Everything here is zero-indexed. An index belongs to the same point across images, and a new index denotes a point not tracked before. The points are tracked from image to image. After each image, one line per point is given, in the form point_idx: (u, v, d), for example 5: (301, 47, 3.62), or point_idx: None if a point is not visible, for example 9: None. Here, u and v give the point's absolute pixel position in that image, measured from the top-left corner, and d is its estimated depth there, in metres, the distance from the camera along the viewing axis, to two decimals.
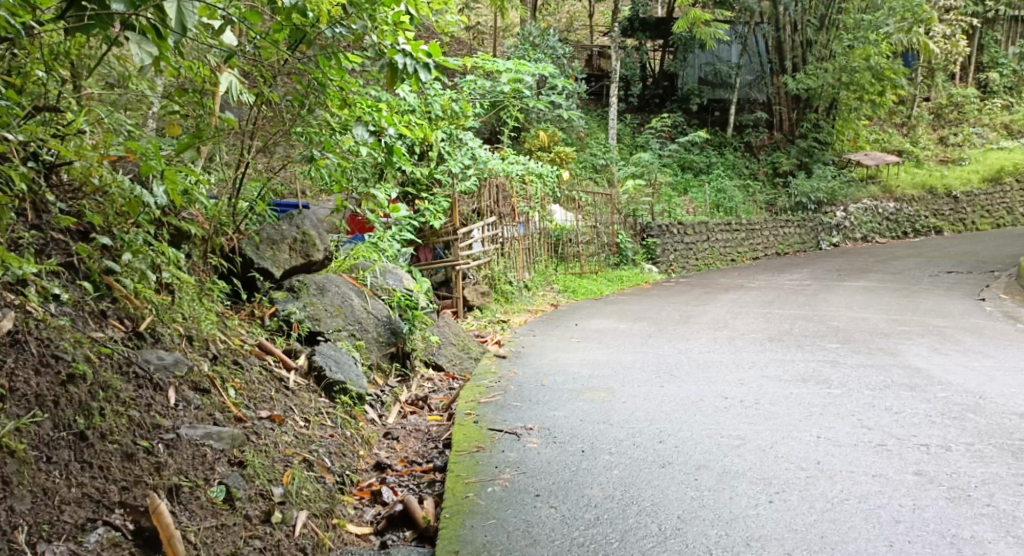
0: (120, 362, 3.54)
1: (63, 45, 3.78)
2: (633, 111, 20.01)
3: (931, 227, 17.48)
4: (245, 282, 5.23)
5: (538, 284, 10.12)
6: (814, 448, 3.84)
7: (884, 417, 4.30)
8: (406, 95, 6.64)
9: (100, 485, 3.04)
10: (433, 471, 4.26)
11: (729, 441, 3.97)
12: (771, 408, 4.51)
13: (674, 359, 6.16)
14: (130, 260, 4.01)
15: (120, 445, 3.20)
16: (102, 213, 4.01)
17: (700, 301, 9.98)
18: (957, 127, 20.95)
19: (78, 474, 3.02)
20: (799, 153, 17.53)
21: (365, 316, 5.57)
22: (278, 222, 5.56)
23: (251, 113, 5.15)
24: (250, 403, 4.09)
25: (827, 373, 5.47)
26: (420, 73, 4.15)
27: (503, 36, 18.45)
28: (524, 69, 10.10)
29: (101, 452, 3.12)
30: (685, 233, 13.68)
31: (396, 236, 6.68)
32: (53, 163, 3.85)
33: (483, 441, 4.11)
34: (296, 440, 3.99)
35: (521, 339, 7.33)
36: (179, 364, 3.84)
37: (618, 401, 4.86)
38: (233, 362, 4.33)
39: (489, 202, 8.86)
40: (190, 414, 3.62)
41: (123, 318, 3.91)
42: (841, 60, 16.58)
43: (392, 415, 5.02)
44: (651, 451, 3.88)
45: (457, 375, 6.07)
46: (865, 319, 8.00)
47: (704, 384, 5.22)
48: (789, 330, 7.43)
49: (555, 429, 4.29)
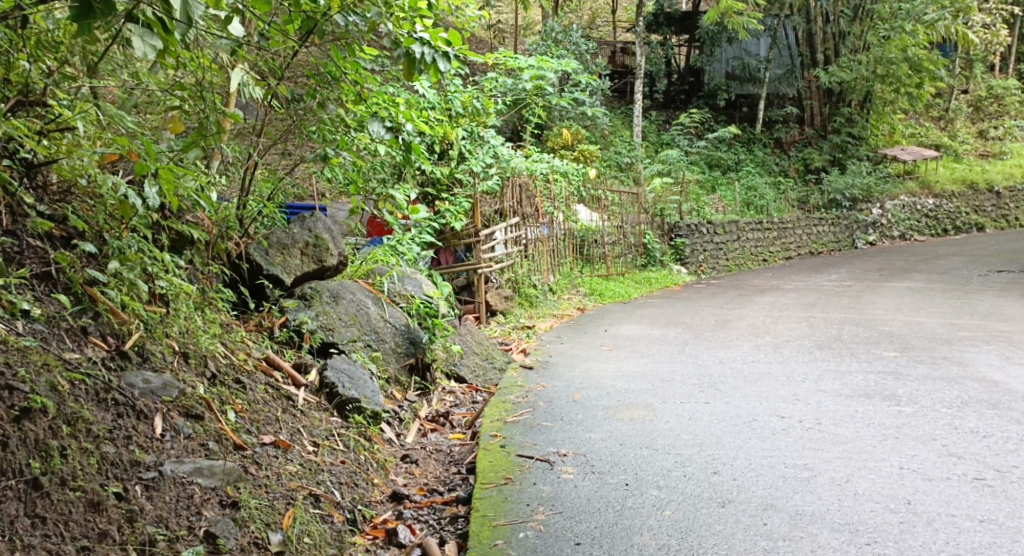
0: (96, 388, 3.14)
1: (53, 35, 3.34)
2: (658, 108, 19.54)
3: (972, 224, 16.88)
4: (253, 289, 4.81)
5: (564, 287, 9.65)
6: (897, 484, 3.35)
7: (973, 443, 3.81)
8: (425, 91, 6.24)
9: (54, 545, 2.62)
10: (456, 502, 3.80)
11: (796, 473, 3.48)
12: (837, 431, 4.02)
13: (717, 371, 5.66)
14: (117, 269, 3.51)
15: (84, 492, 2.79)
16: (91, 218, 3.60)
17: (736, 304, 9.45)
18: (997, 120, 20.33)
19: (26, 532, 2.60)
20: (832, 149, 16.97)
21: (381, 325, 5.13)
22: (288, 225, 5.11)
23: (262, 110, 4.76)
24: (251, 427, 3.67)
25: (892, 387, 4.98)
26: (440, 64, 3.67)
27: (523, 34, 18.00)
28: (547, 66, 9.75)
29: (59, 502, 2.71)
30: (715, 233, 13.14)
31: (416, 239, 6.23)
32: (36, 164, 3.44)
33: (512, 472, 3.64)
34: (302, 469, 3.58)
35: (547, 347, 6.84)
36: (168, 387, 3.41)
37: (660, 421, 4.39)
38: (234, 380, 3.90)
39: (512, 202, 8.37)
40: (178, 447, 3.21)
41: (107, 335, 3.47)
42: (877, 51, 15.96)
43: (411, 434, 4.57)
44: (706, 485, 3.40)
45: (481, 387, 5.61)
46: (919, 323, 7.48)
47: (754, 400, 4.73)
48: (838, 336, 6.91)
49: (592, 456, 3.82)
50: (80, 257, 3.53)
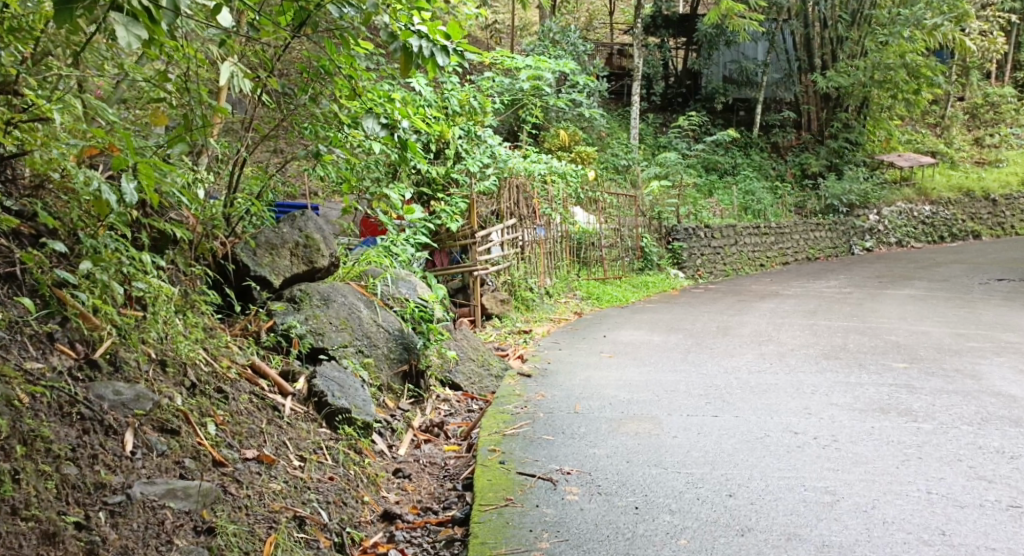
0: (59, 402, 2.91)
1: (29, 18, 3.05)
2: (654, 111, 19.32)
3: (969, 232, 16.71)
4: (240, 291, 4.56)
5: (560, 290, 9.41)
6: (928, 511, 3.13)
7: (1001, 465, 3.59)
8: (422, 89, 6.09)
9: None
10: (451, 523, 3.56)
11: (817, 497, 3.25)
12: (856, 450, 3.79)
13: (722, 381, 5.43)
14: (88, 270, 3.27)
15: (39, 522, 2.54)
16: (65, 215, 3.35)
17: (736, 310, 9.22)
18: (993, 127, 20.14)
19: None
20: (829, 154, 16.76)
21: (374, 329, 4.87)
22: (277, 225, 4.84)
23: (251, 104, 4.50)
24: (233, 441, 3.42)
25: (907, 400, 4.76)
26: (438, 58, 3.38)
27: (520, 35, 17.75)
28: (544, 65, 9.52)
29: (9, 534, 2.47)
30: (712, 237, 12.91)
31: (411, 240, 5.98)
32: (4, 157, 3.19)
33: (512, 492, 3.41)
34: (287, 488, 3.34)
35: (545, 353, 6.59)
36: (141, 399, 3.17)
37: (667, 435, 4.15)
38: (216, 389, 3.64)
39: (509, 204, 8.11)
40: (151, 466, 2.99)
41: (76, 342, 3.21)
42: (875, 57, 15.72)
43: (403, 446, 4.33)
44: (722, 510, 3.17)
45: (477, 395, 5.36)
46: (925, 333, 7.27)
47: (764, 414, 4.50)
48: (843, 345, 6.68)
49: (597, 474, 3.58)
50: (49, 256, 3.29)
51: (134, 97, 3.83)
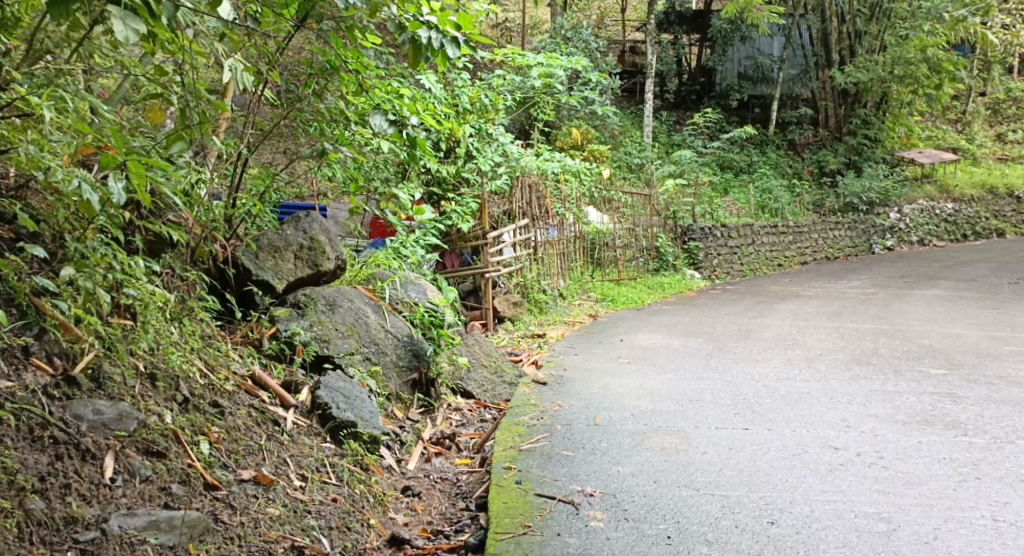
0: (29, 426, 2.67)
1: None
2: (668, 109, 18.99)
3: (992, 229, 16.31)
4: (241, 296, 4.28)
5: (574, 292, 9.12)
6: (998, 544, 2.85)
7: None
8: (433, 86, 5.87)
9: None
10: (464, 549, 3.28)
11: (871, 525, 2.98)
12: (905, 468, 3.50)
13: (749, 389, 5.12)
14: (70, 275, 2.96)
15: None
16: (50, 217, 3.07)
17: (756, 312, 8.90)
18: (1015, 123, 19.72)
19: None
20: (847, 151, 16.46)
21: (382, 335, 4.59)
22: (280, 227, 4.58)
23: (251, 98, 4.20)
24: (228, 461, 3.16)
25: (952, 411, 4.45)
26: (448, 49, 3.05)
27: (530, 32, 17.43)
28: (556, 62, 9.22)
29: None
30: (729, 236, 12.59)
31: (420, 241, 5.70)
32: None
33: (531, 516, 3.12)
34: (286, 512, 3.08)
35: (561, 359, 6.30)
36: (125, 419, 2.92)
37: (696, 451, 3.86)
38: (211, 403, 3.36)
39: (521, 203, 7.83)
40: (131, 494, 2.75)
41: (53, 356, 2.94)
42: (895, 51, 15.34)
43: (413, 460, 4.05)
44: (765, 541, 2.89)
45: (490, 404, 5.07)
46: (959, 335, 6.96)
47: (800, 427, 4.20)
48: (874, 350, 6.36)
49: (623, 496, 3.30)
50: (28, 261, 3.04)
51: (131, 96, 3.55)
